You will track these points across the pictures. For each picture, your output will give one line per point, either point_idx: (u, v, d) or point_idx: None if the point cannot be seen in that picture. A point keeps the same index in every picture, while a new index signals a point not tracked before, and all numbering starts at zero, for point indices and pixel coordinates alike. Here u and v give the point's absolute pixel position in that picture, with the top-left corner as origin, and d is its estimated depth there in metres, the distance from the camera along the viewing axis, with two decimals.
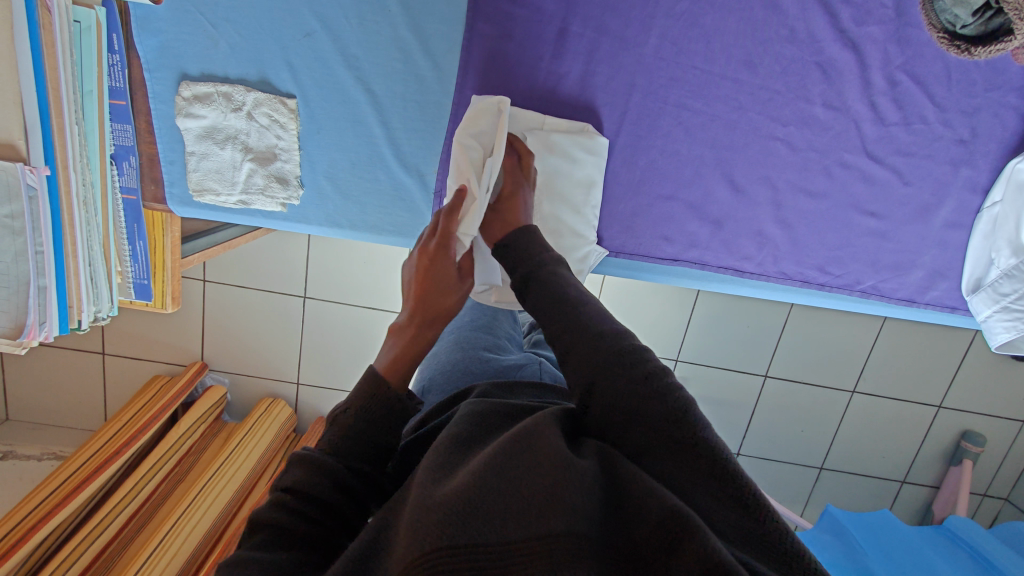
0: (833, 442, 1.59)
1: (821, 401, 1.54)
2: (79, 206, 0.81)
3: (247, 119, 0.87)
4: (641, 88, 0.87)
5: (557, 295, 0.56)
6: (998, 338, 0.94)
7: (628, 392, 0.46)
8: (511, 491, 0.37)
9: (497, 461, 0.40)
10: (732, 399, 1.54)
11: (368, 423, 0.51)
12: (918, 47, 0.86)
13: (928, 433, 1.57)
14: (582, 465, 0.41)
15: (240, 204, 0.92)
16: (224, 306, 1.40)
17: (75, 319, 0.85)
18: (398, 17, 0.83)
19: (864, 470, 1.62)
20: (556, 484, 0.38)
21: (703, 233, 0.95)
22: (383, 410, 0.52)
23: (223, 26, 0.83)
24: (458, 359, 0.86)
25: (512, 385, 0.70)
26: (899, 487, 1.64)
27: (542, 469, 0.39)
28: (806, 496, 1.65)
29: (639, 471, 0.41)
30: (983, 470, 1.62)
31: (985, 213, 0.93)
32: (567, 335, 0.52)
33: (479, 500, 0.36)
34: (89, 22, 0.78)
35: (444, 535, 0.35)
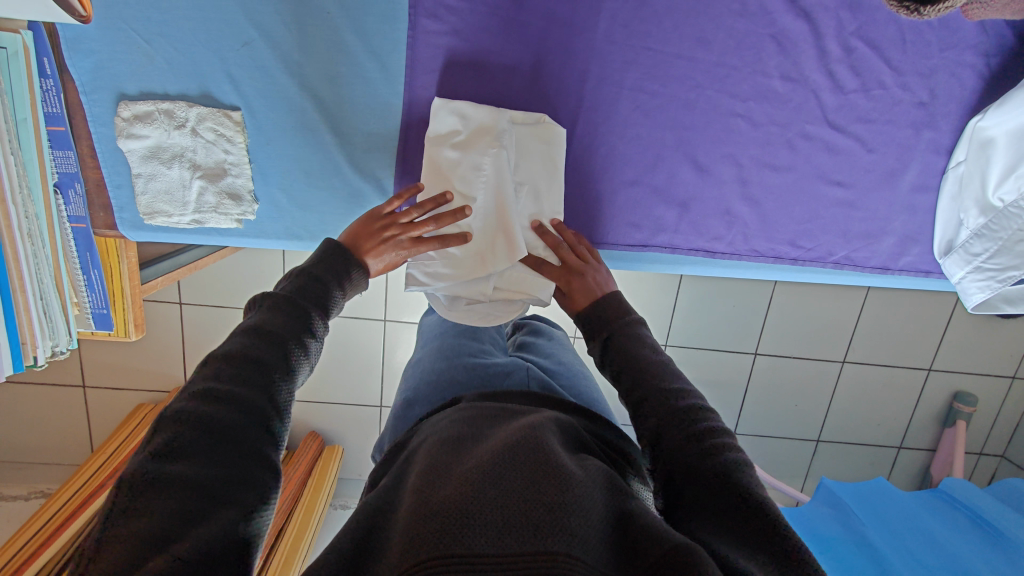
0: (828, 413, 1.58)
1: (812, 374, 1.54)
2: (23, 239, 0.80)
3: (192, 135, 0.84)
4: (595, 74, 0.86)
5: (635, 353, 0.64)
6: (973, 299, 0.94)
7: (683, 439, 0.53)
8: (508, 505, 0.40)
9: (497, 479, 0.42)
10: (724, 379, 1.53)
11: (245, 356, 0.51)
12: (870, 11, 0.84)
13: (920, 397, 1.57)
14: (580, 479, 0.44)
15: (194, 223, 0.89)
16: (200, 326, 1.37)
17: (31, 355, 0.84)
18: (339, 19, 0.81)
19: (862, 438, 1.61)
20: (554, 501, 0.40)
21: (671, 216, 0.94)
22: (257, 345, 0.53)
23: (159, 41, 0.80)
24: (443, 369, 0.82)
25: (502, 394, 0.68)
26: (896, 452, 1.64)
27: (542, 485, 0.42)
28: (805, 470, 1.65)
29: (643, 509, 0.44)
30: (978, 429, 1.62)
31: (951, 173, 0.92)
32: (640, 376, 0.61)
33: (474, 514, 0.39)
34: (16, 47, 0.75)
35: (439, 544, 0.37)
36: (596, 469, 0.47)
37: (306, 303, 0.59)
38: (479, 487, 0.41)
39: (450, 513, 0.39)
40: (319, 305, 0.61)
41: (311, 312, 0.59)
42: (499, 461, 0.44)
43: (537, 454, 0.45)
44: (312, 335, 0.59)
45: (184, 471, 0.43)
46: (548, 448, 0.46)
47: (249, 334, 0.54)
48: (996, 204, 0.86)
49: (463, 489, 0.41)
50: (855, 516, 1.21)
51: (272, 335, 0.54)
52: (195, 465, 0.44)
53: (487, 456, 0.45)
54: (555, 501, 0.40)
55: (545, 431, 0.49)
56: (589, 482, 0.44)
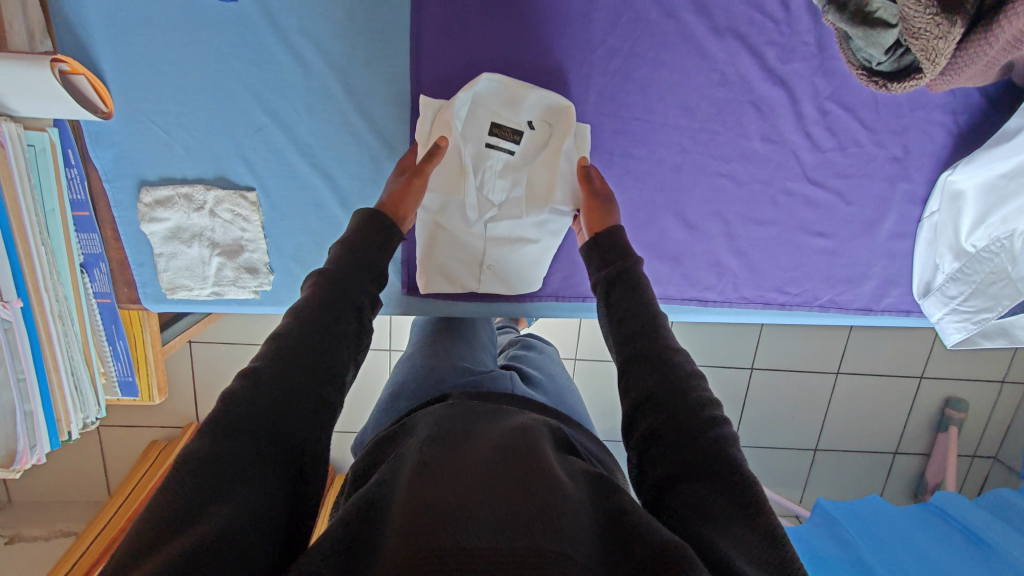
0: (825, 422, 1.64)
1: (809, 387, 1.59)
2: (55, 320, 0.83)
3: (210, 216, 0.89)
4: (588, 143, 0.91)
5: (638, 303, 0.62)
6: (951, 337, 0.99)
7: (684, 413, 0.52)
8: (502, 511, 0.43)
9: (489, 489, 0.45)
10: (724, 393, 1.59)
11: (303, 330, 0.52)
12: (843, 77, 0.90)
13: (912, 406, 1.63)
14: (572, 489, 0.47)
15: (213, 296, 0.94)
16: (210, 366, 1.41)
17: (65, 431, 0.88)
18: (346, 104, 0.86)
19: (858, 445, 1.67)
20: (545, 508, 0.43)
21: (664, 269, 0.99)
22: (312, 315, 0.53)
23: (176, 131, 0.85)
24: (431, 366, 0.82)
25: (485, 392, 0.69)
26: (892, 458, 1.69)
27: (533, 490, 0.45)
28: (804, 479, 1.70)
29: (634, 505, 0.46)
30: (970, 434, 1.67)
31: (926, 222, 0.98)
32: (624, 346, 0.60)
33: (471, 517, 0.42)
34: (43, 143, 0.80)
35: (426, 543, 0.40)
36: (590, 474, 0.50)
37: (351, 283, 0.57)
38: (476, 496, 0.44)
39: (447, 516, 0.42)
40: (364, 282, 0.59)
41: (363, 288, 0.58)
42: (490, 471, 0.47)
43: (527, 464, 0.48)
44: (349, 321, 0.55)
45: (244, 437, 0.44)
46: (541, 456, 0.49)
47: (293, 314, 0.53)
48: (969, 249, 0.92)
49: (457, 495, 0.44)
50: (851, 537, 1.28)
51: (333, 312, 0.54)
52: (253, 429, 0.45)
53: (483, 462, 0.48)
54: (546, 503, 0.44)
55: (538, 438, 0.53)
56: (577, 488, 0.47)
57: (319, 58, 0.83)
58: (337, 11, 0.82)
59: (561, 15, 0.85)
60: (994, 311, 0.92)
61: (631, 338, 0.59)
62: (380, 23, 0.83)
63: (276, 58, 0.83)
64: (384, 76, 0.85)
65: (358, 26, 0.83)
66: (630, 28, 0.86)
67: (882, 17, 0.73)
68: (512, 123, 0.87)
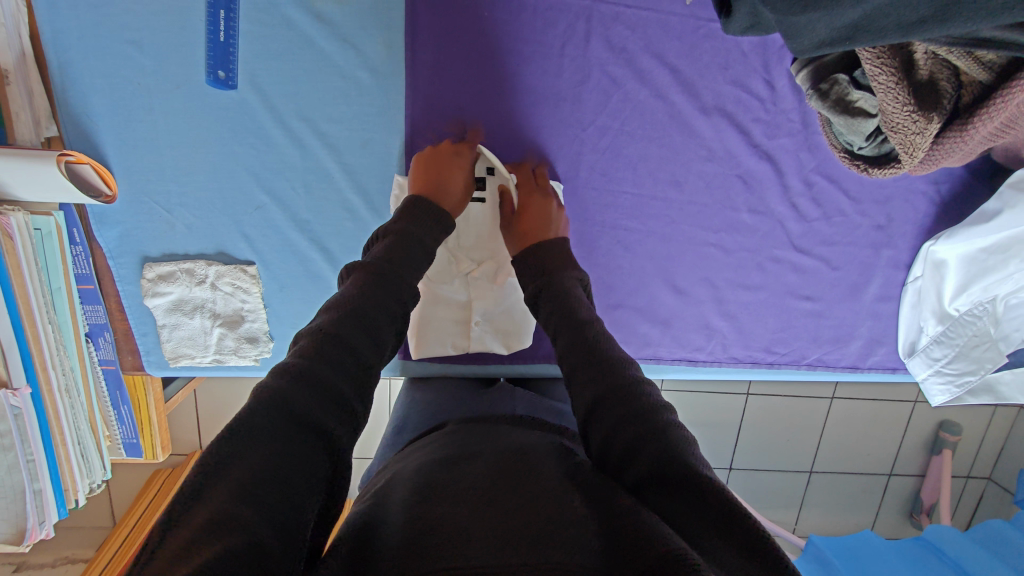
0: (820, 444, 1.51)
1: (803, 411, 1.47)
2: (61, 395, 0.86)
3: (211, 289, 0.92)
4: (578, 216, 0.93)
5: (573, 314, 0.61)
6: (936, 398, 1.00)
7: (633, 412, 0.47)
8: (509, 533, 0.40)
9: (498, 515, 0.41)
10: (713, 419, 1.45)
11: (341, 322, 0.49)
12: (827, 151, 0.93)
13: (907, 428, 1.51)
14: (575, 505, 0.42)
15: (214, 362, 0.96)
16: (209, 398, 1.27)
17: (73, 498, 0.90)
18: (343, 182, 0.89)
19: (852, 469, 1.54)
20: (550, 528, 0.40)
21: (655, 332, 1.00)
22: (351, 312, 0.51)
23: (178, 210, 0.88)
24: (434, 398, 0.82)
25: (484, 415, 0.65)
26: (887, 480, 1.56)
27: (537, 513, 0.41)
28: (800, 500, 1.55)
29: (636, 506, 0.42)
30: (963, 456, 1.53)
31: (910, 286, 1.00)
32: (569, 351, 0.57)
33: (471, 538, 0.39)
34: (49, 227, 0.82)
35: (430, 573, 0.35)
36: (587, 484, 0.46)
37: (389, 279, 0.57)
38: (476, 515, 0.41)
39: (444, 542, 0.39)
40: (402, 286, 0.58)
41: (403, 290, 0.57)
42: (493, 496, 0.43)
43: (536, 489, 0.44)
44: (383, 325, 0.53)
45: (269, 427, 0.40)
46: (542, 474, 0.46)
47: (334, 307, 0.51)
48: (952, 312, 0.94)
49: (455, 516, 0.41)
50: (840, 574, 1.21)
51: (368, 309, 0.52)
52: (282, 411, 0.41)
53: (483, 484, 0.45)
54: (547, 530, 0.40)
55: (540, 461, 0.48)
56: (579, 496, 0.44)
57: (317, 141, 0.87)
58: (337, 98, 0.85)
59: (552, 95, 0.87)
60: (977, 374, 0.94)
61: (571, 347, 0.57)
62: (378, 107, 0.86)
63: (276, 141, 0.86)
64: (380, 156, 0.88)
65: (356, 110, 0.86)
66: (620, 108, 0.89)
67: (862, 107, 0.77)
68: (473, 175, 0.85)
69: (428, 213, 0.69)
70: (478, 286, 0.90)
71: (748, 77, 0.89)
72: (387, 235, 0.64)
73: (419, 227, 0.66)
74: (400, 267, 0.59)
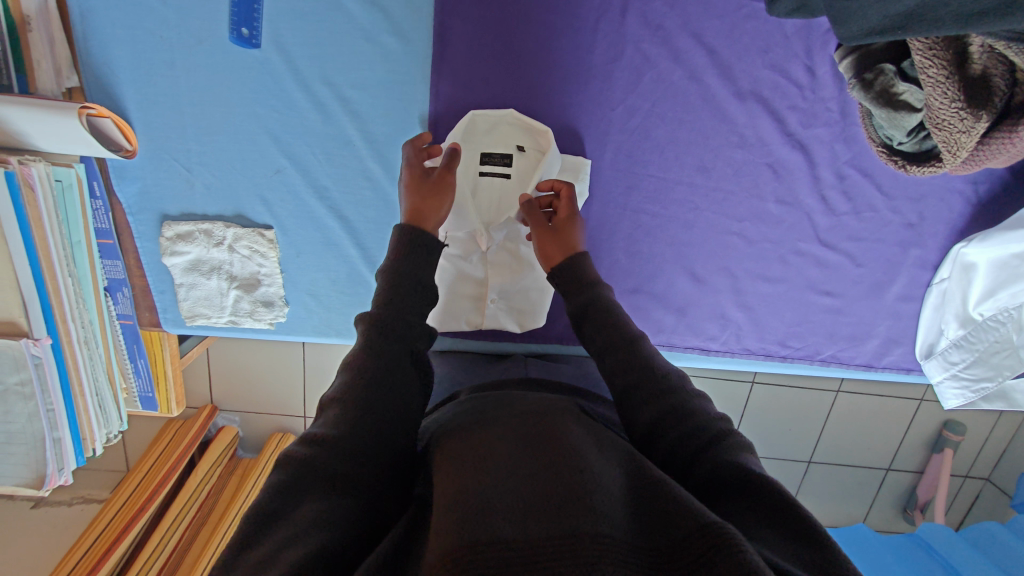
0: (821, 434, 1.47)
1: (807, 403, 1.44)
2: (81, 347, 0.87)
3: (229, 251, 0.91)
4: (601, 197, 0.91)
5: (613, 325, 0.60)
6: (949, 402, 0.99)
7: (688, 434, 0.48)
8: (527, 490, 0.37)
9: (518, 467, 0.38)
10: (717, 404, 1.44)
11: (364, 384, 0.47)
12: (863, 144, 0.90)
13: (909, 425, 1.47)
14: (602, 465, 0.40)
15: (230, 324, 0.96)
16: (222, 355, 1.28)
17: (90, 448, 0.91)
18: (364, 150, 0.87)
19: (853, 460, 1.51)
20: (574, 483, 0.37)
21: (669, 319, 0.99)
22: (374, 369, 0.49)
23: (198, 169, 0.87)
24: (448, 369, 0.83)
25: (498, 383, 0.67)
26: (884, 474, 1.53)
27: (560, 467, 0.38)
28: (796, 487, 1.55)
29: (667, 478, 0.40)
30: (963, 455, 1.51)
31: (935, 287, 0.97)
32: (618, 377, 0.56)
33: (494, 502, 0.36)
34: (69, 179, 0.82)
35: (460, 536, 0.33)
36: (613, 447, 0.43)
37: (408, 324, 0.55)
38: (497, 478, 0.38)
39: (466, 505, 0.36)
40: (421, 332, 0.56)
41: (420, 332, 0.55)
42: (515, 452, 0.40)
43: (556, 443, 0.41)
44: (404, 372, 0.51)
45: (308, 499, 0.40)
46: (565, 431, 0.43)
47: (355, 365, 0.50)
48: (975, 317, 0.92)
49: (473, 479, 0.38)
50: None
51: (389, 364, 0.50)
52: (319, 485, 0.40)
53: (502, 444, 0.42)
54: (574, 483, 0.37)
55: (560, 417, 0.45)
56: (605, 458, 0.41)
57: (340, 106, 0.85)
58: (361, 63, 0.83)
59: (583, 71, 0.85)
60: (994, 381, 0.93)
61: (619, 368, 0.56)
62: (403, 74, 0.84)
63: (297, 104, 0.85)
64: (403, 125, 0.86)
65: (380, 76, 0.84)
66: (651, 88, 0.86)
67: (906, 101, 0.74)
68: (503, 147, 0.84)
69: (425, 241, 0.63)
70: (496, 262, 0.88)
71: (788, 62, 0.86)
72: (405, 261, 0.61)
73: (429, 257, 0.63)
74: (419, 312, 0.58)
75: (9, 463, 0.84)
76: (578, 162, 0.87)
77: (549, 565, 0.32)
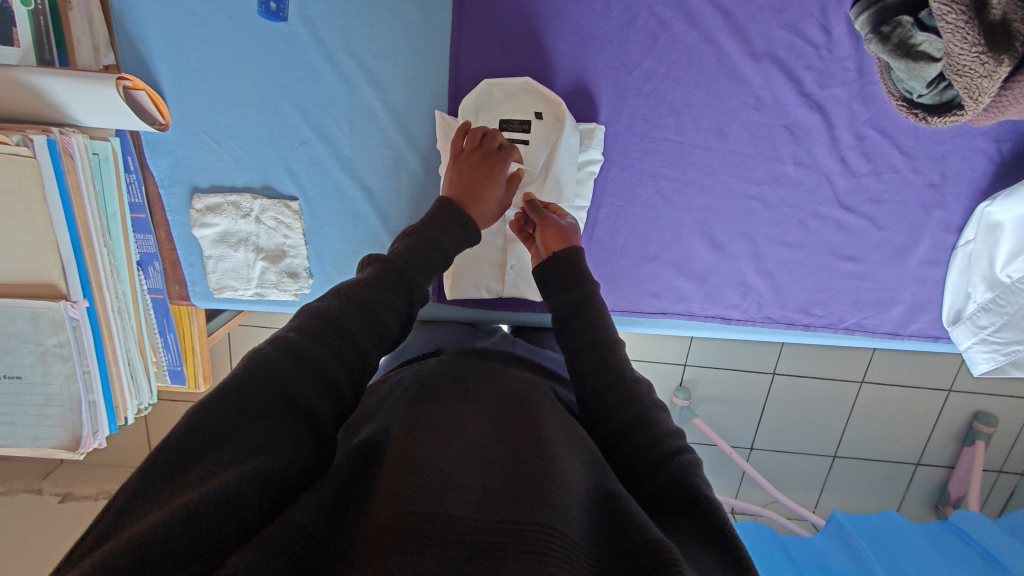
0: (846, 429, 1.39)
1: (830, 396, 1.36)
2: (115, 316, 0.88)
3: (255, 223, 0.94)
4: (618, 162, 0.92)
5: (594, 325, 0.61)
6: (979, 367, 0.97)
7: (647, 444, 0.49)
8: (491, 475, 0.38)
9: (489, 454, 0.40)
10: (737, 397, 1.36)
11: (344, 312, 0.49)
12: (881, 103, 0.90)
13: (939, 417, 1.37)
14: (567, 462, 0.41)
15: (256, 296, 0.99)
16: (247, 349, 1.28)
17: (123, 416, 0.92)
18: (385, 120, 0.90)
19: (881, 454, 1.42)
20: (537, 474, 0.38)
21: (689, 287, 0.99)
22: (352, 303, 0.50)
23: (227, 141, 0.91)
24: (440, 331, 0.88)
25: (483, 350, 0.66)
26: (913, 470, 1.43)
27: (526, 457, 0.39)
28: (821, 483, 1.45)
29: (622, 492, 0.41)
30: (998, 448, 1.40)
31: (960, 250, 0.96)
32: (591, 376, 0.57)
33: (456, 479, 0.37)
34: (106, 152, 0.85)
35: (411, 506, 0.34)
36: (581, 448, 0.45)
37: (406, 277, 0.56)
38: (463, 456, 0.39)
39: (427, 477, 0.37)
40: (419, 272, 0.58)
41: (416, 276, 0.57)
42: (487, 439, 0.42)
43: (528, 433, 0.42)
44: (390, 312, 0.52)
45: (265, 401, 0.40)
46: (542, 422, 0.44)
47: (343, 294, 0.51)
48: (1003, 279, 0.88)
49: (442, 453, 0.39)
50: (863, 551, 1.07)
51: (371, 297, 0.51)
52: (276, 389, 0.41)
53: (478, 426, 0.43)
54: (537, 474, 0.38)
55: (540, 410, 0.47)
56: (572, 455, 0.42)
57: (362, 76, 0.87)
58: (383, 33, 0.86)
59: (598, 36, 0.86)
60: None
61: (594, 370, 0.57)
62: (423, 44, 0.86)
63: (321, 75, 0.88)
64: (423, 94, 0.89)
65: (401, 46, 0.86)
66: (666, 51, 0.87)
67: (926, 51, 0.74)
68: (521, 114, 0.83)
69: (454, 219, 0.66)
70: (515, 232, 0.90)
71: (804, 22, 0.86)
72: (413, 237, 0.63)
73: (444, 235, 0.65)
74: (424, 266, 0.60)
75: (46, 425, 0.86)
76: (592, 127, 0.88)
77: (495, 551, 0.33)
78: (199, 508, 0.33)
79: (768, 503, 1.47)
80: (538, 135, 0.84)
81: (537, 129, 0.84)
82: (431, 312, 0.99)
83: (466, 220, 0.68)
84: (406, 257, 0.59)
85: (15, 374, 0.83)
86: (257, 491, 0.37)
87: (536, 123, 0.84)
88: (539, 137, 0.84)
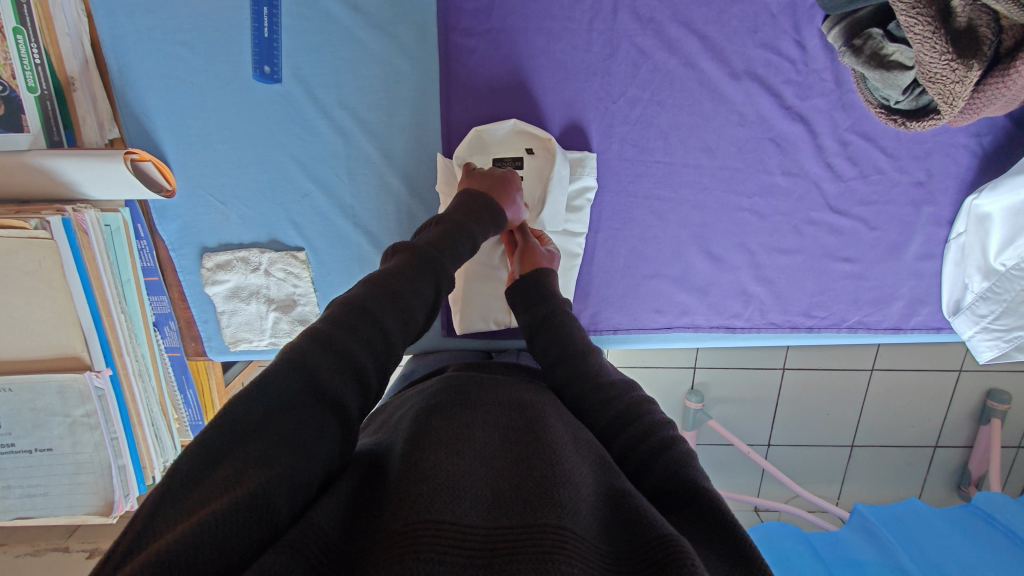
0: (861, 418, 1.40)
1: (841, 387, 1.37)
2: (136, 379, 0.90)
3: (265, 276, 0.97)
4: (612, 188, 0.95)
5: (569, 335, 0.65)
6: (984, 354, 0.97)
7: (636, 438, 0.50)
8: (502, 482, 0.39)
9: (500, 465, 0.40)
10: (748, 396, 1.37)
11: (374, 302, 0.49)
12: (861, 110, 0.93)
13: (952, 399, 1.38)
14: (573, 468, 0.41)
15: (271, 345, 1.01)
16: None
17: (151, 476, 0.95)
18: (382, 166, 0.93)
19: (896, 439, 1.43)
20: (545, 480, 0.38)
21: (691, 301, 1.01)
22: (382, 296, 0.51)
23: (232, 202, 0.94)
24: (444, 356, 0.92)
25: (486, 363, 0.70)
26: (932, 452, 1.44)
27: (533, 464, 0.40)
28: (841, 474, 1.46)
29: (632, 490, 0.42)
30: (1015, 425, 1.41)
31: (953, 242, 0.98)
32: (570, 385, 0.60)
33: (465, 486, 0.38)
34: (117, 223, 0.87)
35: (422, 511, 0.35)
36: (585, 451, 0.45)
37: (438, 266, 0.58)
38: (473, 465, 0.40)
39: (440, 484, 0.37)
40: (449, 260, 0.60)
41: (444, 265, 0.59)
42: (495, 450, 0.42)
43: (536, 444, 0.43)
44: (417, 299, 0.53)
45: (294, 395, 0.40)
46: (546, 432, 0.45)
47: (373, 285, 0.52)
48: (998, 267, 0.89)
49: (451, 460, 0.40)
50: (888, 543, 1.08)
51: (401, 287, 0.53)
52: (305, 381, 0.41)
53: (486, 435, 0.44)
54: (546, 480, 0.38)
55: (543, 420, 0.48)
56: (577, 458, 0.44)
57: (358, 128, 0.91)
58: (374, 85, 0.89)
59: (582, 70, 0.89)
60: None
61: (571, 379, 0.60)
62: (414, 92, 0.90)
63: (319, 130, 0.91)
64: (418, 139, 0.92)
65: (393, 96, 0.90)
66: (649, 78, 0.90)
67: (898, 60, 0.77)
68: (512, 150, 0.86)
69: (483, 207, 0.70)
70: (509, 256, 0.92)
71: (778, 40, 0.90)
72: (442, 225, 0.65)
73: (474, 222, 0.68)
74: (454, 252, 0.62)
75: (79, 492, 0.88)
76: (583, 156, 0.90)
77: (508, 554, 0.33)
78: (229, 511, 0.32)
79: (790, 499, 1.47)
80: (532, 167, 0.87)
81: (530, 162, 0.87)
82: (441, 345, 1.02)
83: (496, 212, 0.72)
84: (435, 244, 0.61)
85: (45, 446, 0.85)
86: (286, 495, 0.36)
87: (531, 156, 0.86)
88: (532, 169, 0.87)
